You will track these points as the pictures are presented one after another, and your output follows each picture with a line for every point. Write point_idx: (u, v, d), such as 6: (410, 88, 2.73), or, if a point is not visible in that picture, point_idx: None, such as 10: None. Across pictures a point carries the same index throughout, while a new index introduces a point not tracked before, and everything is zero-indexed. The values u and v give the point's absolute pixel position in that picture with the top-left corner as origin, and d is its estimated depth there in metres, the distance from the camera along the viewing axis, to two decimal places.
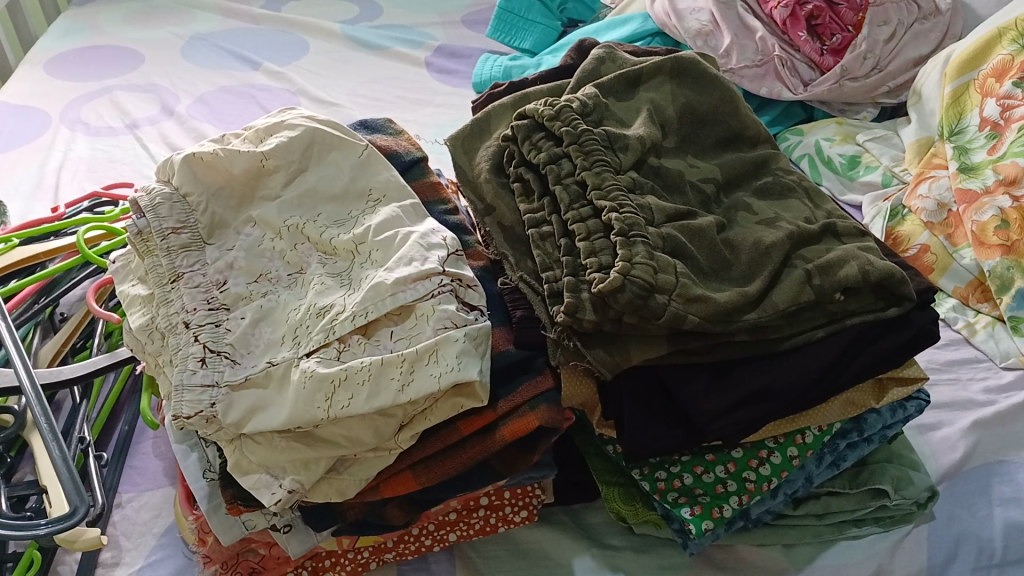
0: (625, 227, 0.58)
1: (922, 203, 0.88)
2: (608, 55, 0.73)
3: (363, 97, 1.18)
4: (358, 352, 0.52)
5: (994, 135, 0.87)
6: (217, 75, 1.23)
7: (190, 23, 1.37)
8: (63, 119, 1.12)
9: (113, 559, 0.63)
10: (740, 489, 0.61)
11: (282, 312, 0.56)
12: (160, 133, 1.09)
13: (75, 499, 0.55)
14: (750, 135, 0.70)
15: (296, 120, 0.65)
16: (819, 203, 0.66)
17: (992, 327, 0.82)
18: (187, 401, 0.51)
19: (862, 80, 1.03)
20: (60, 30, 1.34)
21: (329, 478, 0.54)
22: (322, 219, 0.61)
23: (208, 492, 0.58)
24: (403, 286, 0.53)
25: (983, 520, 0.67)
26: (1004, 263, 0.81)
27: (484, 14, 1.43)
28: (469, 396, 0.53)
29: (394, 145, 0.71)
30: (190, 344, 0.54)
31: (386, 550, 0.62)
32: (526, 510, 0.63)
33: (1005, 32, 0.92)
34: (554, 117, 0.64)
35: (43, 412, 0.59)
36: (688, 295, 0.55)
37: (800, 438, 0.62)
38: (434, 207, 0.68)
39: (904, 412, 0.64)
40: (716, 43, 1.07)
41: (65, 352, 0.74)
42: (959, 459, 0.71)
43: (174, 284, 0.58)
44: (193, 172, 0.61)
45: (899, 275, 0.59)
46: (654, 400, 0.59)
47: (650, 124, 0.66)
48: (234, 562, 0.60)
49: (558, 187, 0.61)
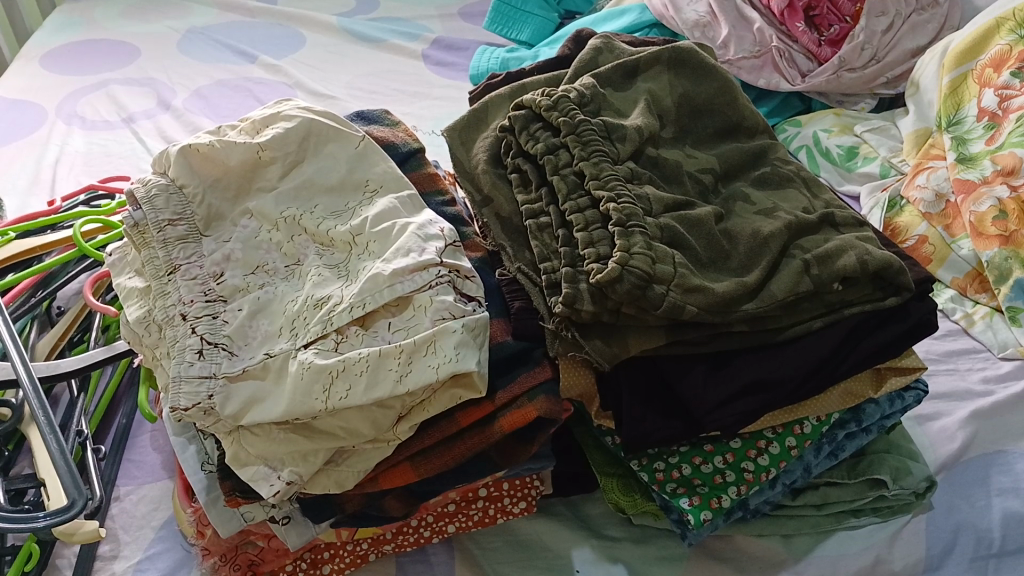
0: (624, 217, 0.58)
1: (921, 193, 0.89)
2: (606, 45, 0.73)
3: (360, 90, 1.18)
4: (356, 343, 0.52)
5: (993, 126, 0.87)
6: (214, 69, 1.22)
7: (186, 17, 1.37)
8: (59, 114, 1.11)
9: (111, 553, 0.63)
10: (738, 479, 0.61)
11: (279, 304, 0.56)
12: (158, 127, 1.08)
13: (74, 492, 0.55)
14: (749, 125, 0.70)
15: (293, 111, 0.64)
16: (818, 193, 0.66)
17: (990, 318, 0.82)
18: (185, 392, 0.51)
19: (861, 71, 1.03)
20: (56, 23, 1.33)
21: (328, 469, 0.54)
22: (320, 210, 0.61)
23: (207, 484, 0.58)
24: (401, 276, 0.53)
25: (981, 510, 0.67)
26: (1003, 253, 0.81)
27: (481, 8, 1.43)
28: (468, 387, 0.54)
29: (392, 136, 0.71)
30: (188, 335, 0.54)
31: (385, 542, 0.62)
32: (525, 501, 0.64)
33: (1004, 21, 0.91)
34: (552, 108, 0.64)
35: (41, 405, 0.58)
36: (687, 285, 0.55)
37: (798, 428, 0.62)
38: (433, 199, 0.68)
39: (903, 402, 0.65)
40: (715, 34, 1.06)
41: (63, 346, 0.74)
42: (958, 449, 0.71)
43: (171, 276, 0.57)
44: (190, 164, 0.61)
45: (897, 265, 0.59)
46: (654, 391, 0.58)
47: (648, 114, 0.65)
48: (233, 554, 0.60)
49: (556, 177, 0.61)
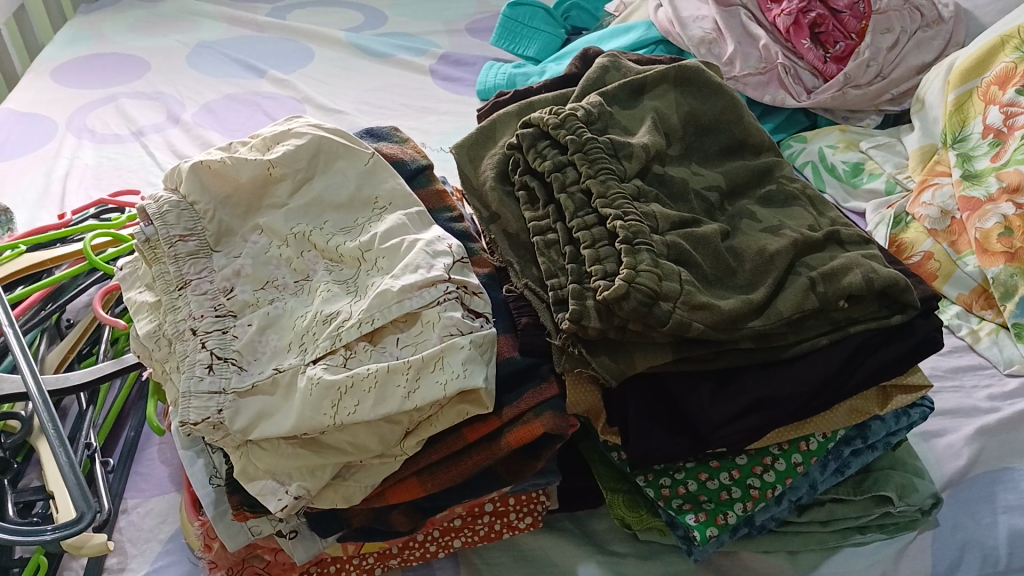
0: (629, 235, 0.58)
1: (926, 210, 0.89)
2: (613, 64, 0.74)
3: (368, 105, 1.19)
4: (364, 359, 0.53)
5: (998, 142, 0.87)
6: (222, 83, 1.24)
7: (195, 31, 1.38)
8: (69, 128, 1.12)
9: (118, 565, 0.63)
10: (744, 496, 0.61)
11: (288, 319, 0.56)
12: (167, 141, 1.09)
13: (81, 505, 0.55)
14: (754, 143, 0.70)
15: (303, 128, 0.65)
16: (823, 210, 0.67)
17: (996, 334, 0.82)
18: (194, 407, 0.52)
19: (866, 88, 1.03)
20: (66, 37, 1.35)
21: (335, 484, 0.54)
22: (329, 226, 0.61)
23: (215, 498, 0.59)
24: (409, 292, 0.54)
25: (987, 527, 0.67)
26: (1008, 270, 0.81)
27: (488, 23, 1.44)
28: (474, 403, 0.54)
29: (400, 153, 0.72)
30: (198, 350, 0.54)
31: (390, 557, 0.62)
32: (531, 516, 0.64)
33: (1008, 39, 0.92)
34: (559, 126, 0.64)
35: (49, 416, 0.58)
36: (693, 303, 0.56)
37: (804, 445, 0.62)
38: (440, 215, 0.68)
39: (909, 419, 0.65)
40: (720, 50, 1.07)
41: (72, 358, 0.74)
42: (963, 466, 0.71)
43: (181, 291, 0.58)
44: (201, 180, 0.62)
45: (903, 283, 0.59)
46: (660, 407, 0.58)
47: (655, 132, 0.66)
48: (240, 568, 0.60)
49: (563, 195, 0.62)
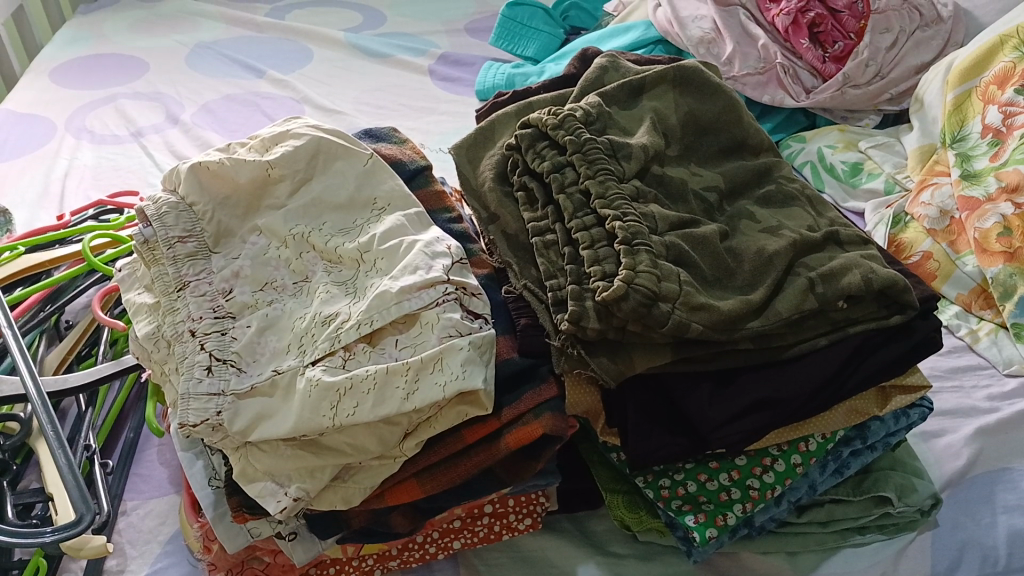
0: (628, 235, 0.58)
1: (925, 210, 0.89)
2: (611, 64, 0.73)
3: (367, 105, 1.19)
4: (363, 360, 0.53)
5: (997, 142, 0.87)
6: (221, 83, 1.24)
7: (193, 32, 1.38)
8: (68, 128, 1.12)
9: (118, 567, 0.63)
10: (744, 497, 0.61)
11: (287, 321, 0.56)
12: (166, 142, 1.09)
13: (80, 507, 0.55)
14: (753, 143, 0.70)
15: (301, 129, 0.65)
16: (822, 211, 0.66)
17: (995, 334, 0.82)
18: (194, 408, 0.52)
19: (865, 88, 1.03)
20: (64, 37, 1.35)
21: (335, 486, 0.54)
22: (327, 228, 0.61)
23: (214, 500, 0.59)
24: (408, 294, 0.54)
25: (987, 527, 0.67)
26: (1007, 270, 0.81)
27: (487, 23, 1.44)
28: (474, 404, 0.54)
29: (399, 154, 0.72)
30: (198, 351, 0.54)
31: (390, 558, 0.62)
32: (530, 517, 0.63)
33: (1007, 39, 0.92)
34: (558, 127, 0.64)
35: (48, 417, 0.58)
36: (692, 304, 0.55)
37: (803, 446, 0.62)
38: (439, 216, 0.68)
39: (908, 419, 0.65)
40: (719, 50, 1.07)
41: (71, 360, 0.74)
42: (963, 466, 0.71)
43: (180, 292, 0.58)
44: (200, 181, 0.62)
45: (903, 284, 0.59)
46: (659, 407, 0.58)
47: (653, 132, 0.66)
48: (239, 569, 0.60)
49: (562, 196, 0.62)
